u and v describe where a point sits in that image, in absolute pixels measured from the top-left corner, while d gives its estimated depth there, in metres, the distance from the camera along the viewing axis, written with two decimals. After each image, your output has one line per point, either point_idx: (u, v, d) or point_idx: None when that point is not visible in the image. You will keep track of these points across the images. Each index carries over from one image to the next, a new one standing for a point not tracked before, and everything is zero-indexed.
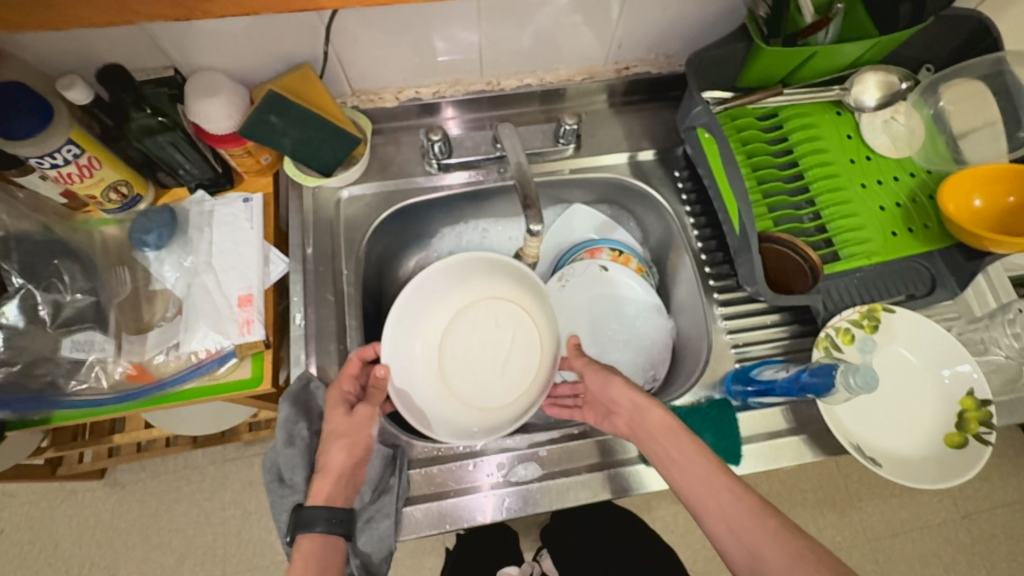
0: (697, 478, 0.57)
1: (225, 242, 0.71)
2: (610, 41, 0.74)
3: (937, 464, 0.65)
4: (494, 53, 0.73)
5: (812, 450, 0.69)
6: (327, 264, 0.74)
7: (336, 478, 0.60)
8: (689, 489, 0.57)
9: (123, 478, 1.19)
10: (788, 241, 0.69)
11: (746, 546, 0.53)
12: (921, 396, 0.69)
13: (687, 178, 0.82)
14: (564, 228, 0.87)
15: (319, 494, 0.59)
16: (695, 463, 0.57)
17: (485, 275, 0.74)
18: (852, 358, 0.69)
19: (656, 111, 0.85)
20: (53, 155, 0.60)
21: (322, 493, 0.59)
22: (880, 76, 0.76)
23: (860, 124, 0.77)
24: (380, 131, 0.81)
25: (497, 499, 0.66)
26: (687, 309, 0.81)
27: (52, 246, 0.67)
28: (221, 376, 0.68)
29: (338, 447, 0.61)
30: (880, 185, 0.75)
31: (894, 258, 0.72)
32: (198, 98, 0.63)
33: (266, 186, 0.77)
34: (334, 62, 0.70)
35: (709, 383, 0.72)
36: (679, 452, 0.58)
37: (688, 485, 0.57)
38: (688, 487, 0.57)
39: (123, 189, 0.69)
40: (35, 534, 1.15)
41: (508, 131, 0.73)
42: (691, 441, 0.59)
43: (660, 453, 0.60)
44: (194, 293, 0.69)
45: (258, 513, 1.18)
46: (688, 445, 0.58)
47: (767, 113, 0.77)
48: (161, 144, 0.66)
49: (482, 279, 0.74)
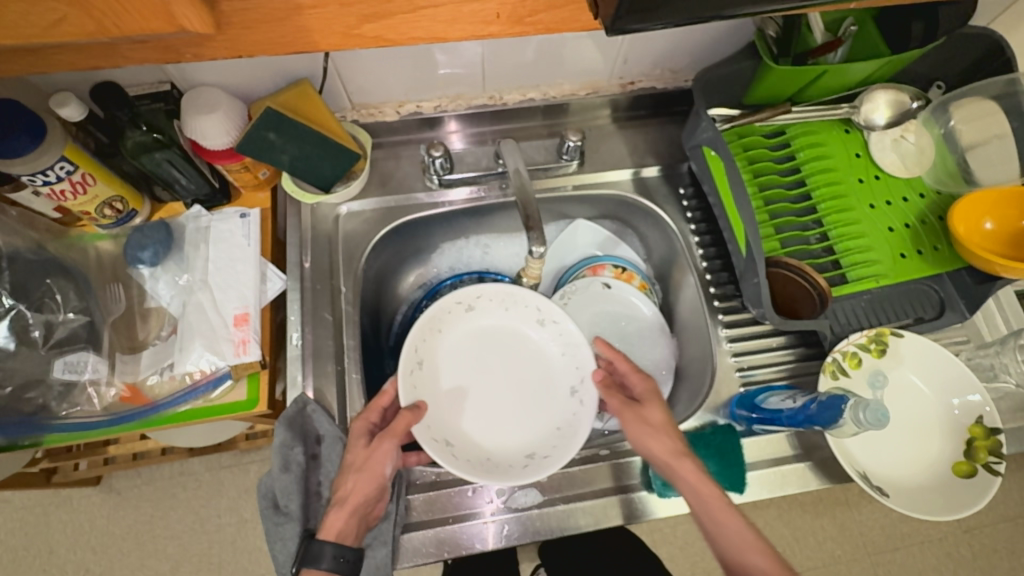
0: (736, 536, 0.56)
1: (222, 259, 0.70)
2: (615, 56, 0.73)
3: (943, 493, 0.64)
4: (496, 68, 0.72)
5: (817, 477, 0.68)
6: (325, 281, 0.73)
7: (349, 512, 0.59)
8: (723, 555, 0.57)
9: (119, 484, 1.17)
10: (795, 266, 0.67)
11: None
12: (928, 424, 0.68)
13: (692, 196, 0.81)
14: (566, 243, 0.85)
15: (330, 528, 0.58)
16: (732, 522, 0.57)
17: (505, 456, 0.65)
18: (858, 383, 0.68)
19: (661, 126, 0.83)
20: (45, 172, 0.59)
21: (334, 528, 0.58)
22: (891, 94, 0.74)
23: (870, 143, 0.75)
24: (380, 145, 0.79)
25: (497, 526, 0.65)
26: (691, 330, 0.79)
27: (45, 264, 0.66)
28: (215, 399, 0.67)
29: (352, 478, 0.60)
30: (889, 206, 0.73)
31: (904, 280, 0.70)
32: (195, 114, 0.61)
33: (264, 202, 0.76)
34: (334, 77, 0.69)
35: (712, 407, 0.71)
36: (715, 513, 0.57)
37: (723, 552, 0.57)
38: (723, 554, 0.57)
39: (117, 205, 0.67)
40: (30, 539, 1.14)
41: (510, 147, 0.71)
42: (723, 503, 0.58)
43: (696, 516, 0.59)
44: (189, 312, 0.67)
45: (254, 521, 1.17)
46: (722, 505, 0.58)
47: (774, 131, 0.76)
48: (158, 161, 0.66)
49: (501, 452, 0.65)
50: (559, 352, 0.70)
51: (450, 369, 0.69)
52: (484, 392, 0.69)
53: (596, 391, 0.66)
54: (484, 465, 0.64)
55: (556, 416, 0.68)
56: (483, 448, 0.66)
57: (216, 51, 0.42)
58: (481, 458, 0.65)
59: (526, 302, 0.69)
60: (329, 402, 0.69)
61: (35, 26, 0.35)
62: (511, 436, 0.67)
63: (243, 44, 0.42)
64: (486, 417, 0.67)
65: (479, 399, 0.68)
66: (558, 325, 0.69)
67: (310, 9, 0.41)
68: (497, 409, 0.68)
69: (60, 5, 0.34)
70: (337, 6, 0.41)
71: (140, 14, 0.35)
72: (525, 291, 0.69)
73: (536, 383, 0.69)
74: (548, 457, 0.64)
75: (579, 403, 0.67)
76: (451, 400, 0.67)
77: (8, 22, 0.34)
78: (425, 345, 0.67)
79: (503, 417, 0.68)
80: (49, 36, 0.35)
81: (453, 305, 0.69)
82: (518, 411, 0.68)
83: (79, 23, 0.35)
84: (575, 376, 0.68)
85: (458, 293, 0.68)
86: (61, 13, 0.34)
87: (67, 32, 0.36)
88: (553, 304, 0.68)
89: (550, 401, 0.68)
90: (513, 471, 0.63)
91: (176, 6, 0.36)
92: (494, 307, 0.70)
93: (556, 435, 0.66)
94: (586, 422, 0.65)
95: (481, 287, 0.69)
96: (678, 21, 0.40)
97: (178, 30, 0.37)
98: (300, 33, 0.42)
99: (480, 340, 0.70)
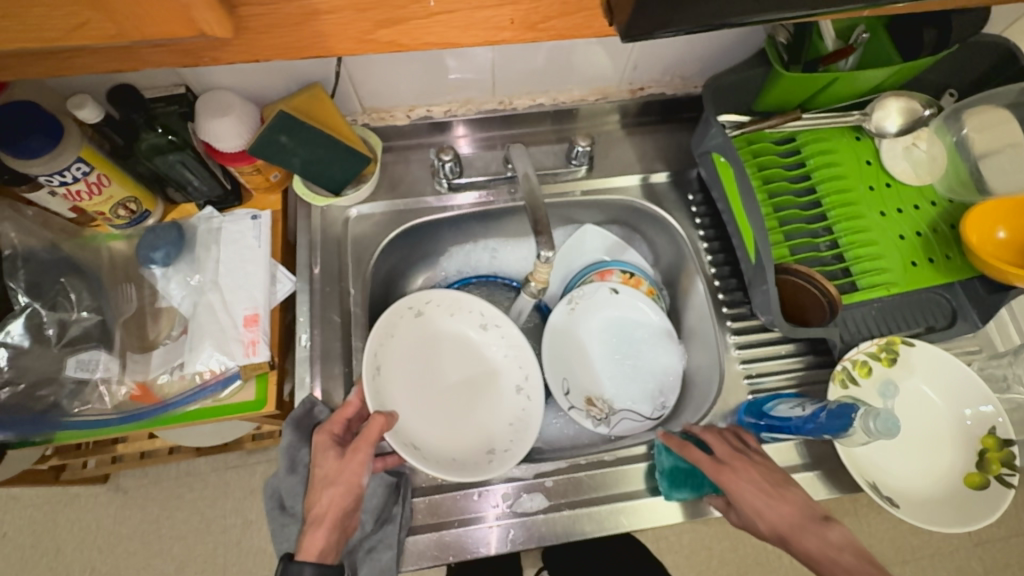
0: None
1: (233, 260, 0.71)
2: (625, 63, 0.73)
3: (955, 505, 0.63)
4: (507, 73, 0.72)
5: (826, 486, 0.67)
6: (334, 283, 0.73)
7: (329, 527, 0.58)
8: None
9: (126, 484, 1.18)
10: (805, 273, 0.67)
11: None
12: (939, 434, 0.67)
13: (701, 202, 0.80)
14: (574, 248, 0.85)
15: (310, 548, 0.56)
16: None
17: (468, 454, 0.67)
18: (869, 392, 0.67)
19: (670, 132, 0.83)
20: (62, 173, 0.60)
21: (315, 547, 0.56)
22: (903, 102, 0.73)
23: (880, 151, 0.75)
24: (389, 149, 0.80)
25: (501, 531, 0.65)
26: (699, 336, 0.79)
27: (59, 263, 0.68)
28: (224, 399, 0.67)
29: (327, 492, 0.59)
30: (900, 214, 0.73)
31: (915, 288, 0.70)
32: (207, 117, 0.62)
33: (275, 204, 0.76)
34: (346, 82, 0.69)
35: (719, 414, 0.71)
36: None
37: None
38: None
39: (131, 205, 0.68)
40: (38, 537, 1.15)
41: (520, 152, 0.72)
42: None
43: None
44: (200, 312, 0.68)
45: (259, 522, 1.17)
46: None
47: (784, 137, 0.75)
48: (171, 163, 0.67)
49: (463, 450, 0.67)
50: (502, 354, 0.72)
51: (408, 375, 0.69)
52: (436, 396, 0.70)
53: (540, 386, 0.70)
54: (450, 464, 0.65)
55: (507, 413, 0.70)
56: (446, 450, 0.67)
57: (233, 55, 0.43)
58: (447, 457, 0.66)
59: (469, 308, 0.72)
60: (337, 403, 0.69)
61: (56, 30, 0.35)
62: (469, 436, 0.69)
63: (259, 49, 0.43)
64: (443, 420, 0.69)
65: (432, 403, 0.69)
66: (501, 328, 0.72)
67: (325, 14, 0.41)
68: (452, 412, 0.69)
69: (82, 9, 0.34)
70: (353, 12, 0.41)
71: (160, 19, 0.36)
72: (469, 295, 0.71)
73: (483, 384, 0.72)
74: (508, 451, 0.67)
75: (527, 399, 0.70)
76: (409, 406, 0.68)
77: (32, 26, 0.35)
78: (381, 351, 0.67)
79: (458, 419, 0.69)
80: (69, 40, 0.36)
81: (404, 310, 0.70)
82: (471, 412, 0.70)
83: (100, 28, 0.36)
84: (520, 375, 0.71)
85: (409, 298, 0.70)
86: (83, 18, 0.35)
87: (89, 35, 0.36)
88: (496, 308, 0.72)
89: (500, 401, 0.71)
90: (480, 467, 0.65)
91: (196, 11, 0.36)
92: (441, 312, 0.72)
93: (511, 430, 0.69)
94: (536, 416, 0.69)
95: (430, 291, 0.71)
96: (689, 28, 0.39)
97: (197, 34, 0.38)
98: (315, 38, 0.42)
99: (432, 344, 0.72)
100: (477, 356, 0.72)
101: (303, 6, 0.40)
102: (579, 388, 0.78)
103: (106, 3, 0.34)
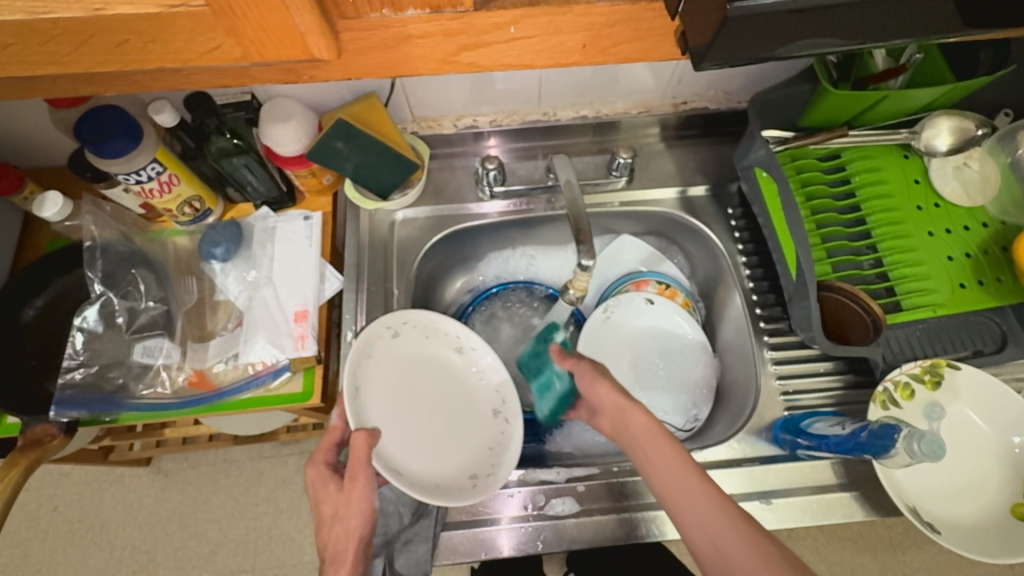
0: (659, 478, 0.55)
1: (286, 258, 0.74)
2: (670, 78, 0.75)
3: (1001, 535, 0.61)
4: (554, 86, 0.74)
5: (863, 508, 0.66)
6: (379, 283, 0.77)
7: (351, 562, 0.57)
8: (662, 487, 0.55)
9: (167, 466, 1.24)
10: (847, 291, 0.67)
11: (714, 540, 0.50)
12: (984, 461, 0.65)
13: (741, 216, 0.81)
14: (612, 257, 0.86)
15: None
16: (687, 475, 0.54)
17: (445, 478, 0.66)
18: (912, 414, 0.66)
19: (711, 146, 0.84)
20: (139, 172, 0.64)
21: None
22: (954, 121, 0.72)
23: (929, 170, 0.74)
24: (435, 156, 0.83)
25: (533, 532, 0.66)
26: (734, 351, 0.79)
27: (133, 256, 0.73)
28: (274, 389, 0.71)
29: (337, 526, 0.59)
30: (949, 234, 0.71)
31: (961, 310, 0.68)
32: (272, 122, 0.66)
33: (326, 206, 0.80)
34: (400, 92, 0.73)
35: (755, 430, 0.71)
36: (647, 452, 0.57)
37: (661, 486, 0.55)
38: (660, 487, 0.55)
39: (196, 204, 0.73)
40: (84, 513, 1.20)
41: (563, 162, 0.73)
42: (671, 443, 0.57)
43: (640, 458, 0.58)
44: (255, 307, 0.72)
45: (289, 511, 1.22)
46: (666, 449, 0.56)
47: (829, 154, 0.75)
48: (236, 166, 0.70)
49: (440, 475, 0.66)
50: (478, 377, 0.72)
51: (387, 398, 0.68)
52: (412, 420, 0.68)
53: (518, 409, 0.70)
54: (436, 489, 0.64)
55: (486, 437, 0.69)
56: (431, 475, 0.65)
57: (330, 73, 0.46)
58: (430, 482, 0.64)
59: (446, 329, 0.71)
60: None
61: (192, 53, 0.40)
62: (453, 460, 0.67)
63: (352, 69, 0.46)
64: (422, 445, 0.67)
65: (412, 426, 0.67)
66: (479, 352, 0.72)
67: (417, 39, 0.44)
68: (429, 436, 0.68)
69: (219, 35, 0.38)
70: (440, 37, 0.44)
71: (280, 43, 0.40)
72: (447, 317, 0.70)
73: (462, 407, 0.70)
74: (492, 475, 0.66)
75: (506, 422, 0.70)
76: (389, 427, 0.66)
77: (170, 51, 0.39)
78: (360, 372, 0.66)
79: (436, 443, 0.68)
80: (202, 60, 0.40)
81: (382, 330, 0.68)
82: (450, 436, 0.69)
83: (229, 50, 0.40)
84: (497, 399, 0.71)
85: (387, 317, 0.68)
86: (217, 42, 0.39)
87: (219, 58, 0.40)
88: (472, 330, 0.72)
89: (477, 424, 0.70)
90: (465, 493, 0.64)
91: (311, 37, 0.40)
92: (419, 334, 0.71)
93: (491, 454, 0.68)
94: (516, 439, 0.68)
95: (408, 311, 0.69)
96: (737, 61, 0.42)
97: (308, 57, 0.42)
98: (405, 59, 0.45)
99: (410, 365, 0.70)
100: (451, 379, 0.71)
101: (397, 31, 0.43)
102: None
103: (239, 29, 0.38)
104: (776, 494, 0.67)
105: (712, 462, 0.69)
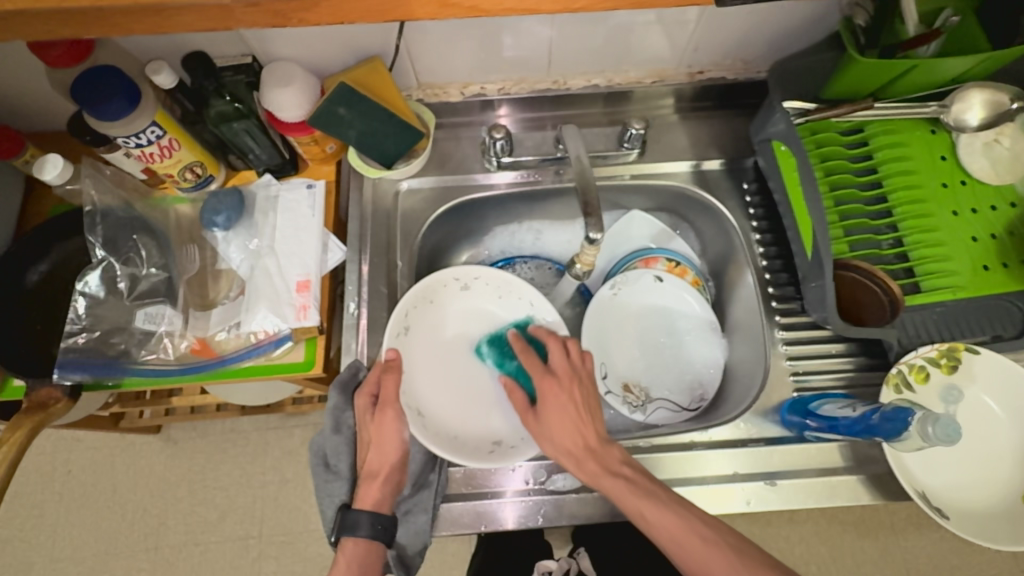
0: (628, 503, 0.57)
1: (290, 228, 0.73)
2: (686, 44, 0.71)
3: (1012, 525, 0.60)
4: (564, 51, 0.71)
5: (870, 492, 0.65)
6: (383, 254, 0.75)
7: (383, 481, 0.62)
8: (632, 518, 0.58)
9: (176, 435, 1.25)
10: (866, 269, 0.64)
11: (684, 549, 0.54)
12: (998, 448, 0.63)
13: (756, 192, 0.78)
14: (621, 233, 0.84)
15: (366, 499, 0.61)
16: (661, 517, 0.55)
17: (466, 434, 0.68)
18: (925, 399, 0.64)
19: (727, 119, 0.81)
20: (138, 135, 0.63)
21: (369, 500, 0.61)
22: (987, 93, 0.68)
23: (957, 146, 0.70)
24: (440, 125, 0.80)
25: (533, 506, 0.66)
26: (744, 331, 0.77)
27: (132, 222, 0.73)
28: (276, 358, 0.71)
29: (371, 451, 0.62)
30: (975, 214, 0.68)
31: (983, 294, 0.65)
32: (273, 86, 0.64)
33: (329, 174, 0.78)
34: (404, 56, 0.70)
35: (762, 411, 0.69)
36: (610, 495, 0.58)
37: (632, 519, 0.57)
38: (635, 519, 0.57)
39: (198, 169, 0.71)
40: (97, 477, 1.23)
41: (573, 133, 0.71)
42: (637, 496, 0.57)
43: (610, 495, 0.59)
44: (257, 276, 0.71)
45: (295, 480, 1.24)
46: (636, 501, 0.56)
47: (851, 128, 0.72)
48: (236, 131, 0.68)
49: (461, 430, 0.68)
50: None
51: (436, 342, 0.72)
52: (455, 372, 0.71)
53: None
54: (451, 442, 0.67)
55: None
56: (451, 426, 0.68)
57: (320, 17, 0.42)
58: (450, 433, 0.68)
59: (517, 295, 0.73)
60: None
61: None
62: (479, 421, 0.70)
63: (345, 10, 0.42)
64: (457, 396, 0.70)
65: (454, 377, 0.71)
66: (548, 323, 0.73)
67: None
68: (467, 392, 0.71)
69: None
70: None
71: None
72: (519, 281, 0.73)
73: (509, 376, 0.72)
74: (513, 448, 0.67)
75: None
76: (431, 372, 0.70)
77: None
78: (415, 311, 0.70)
79: (471, 400, 0.70)
80: None
81: (449, 281, 0.73)
82: (488, 398, 0.71)
83: None
84: None
85: (457, 271, 0.73)
86: None
87: None
88: (545, 301, 0.73)
89: None
90: (479, 454, 0.66)
91: None
92: (487, 292, 0.74)
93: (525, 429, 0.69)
94: None
95: (480, 268, 0.73)
96: None
97: None
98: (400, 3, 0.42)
99: (470, 318, 0.74)
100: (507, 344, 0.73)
101: None
102: (616, 373, 0.77)
103: None
104: (781, 475, 0.66)
105: (716, 442, 0.68)
